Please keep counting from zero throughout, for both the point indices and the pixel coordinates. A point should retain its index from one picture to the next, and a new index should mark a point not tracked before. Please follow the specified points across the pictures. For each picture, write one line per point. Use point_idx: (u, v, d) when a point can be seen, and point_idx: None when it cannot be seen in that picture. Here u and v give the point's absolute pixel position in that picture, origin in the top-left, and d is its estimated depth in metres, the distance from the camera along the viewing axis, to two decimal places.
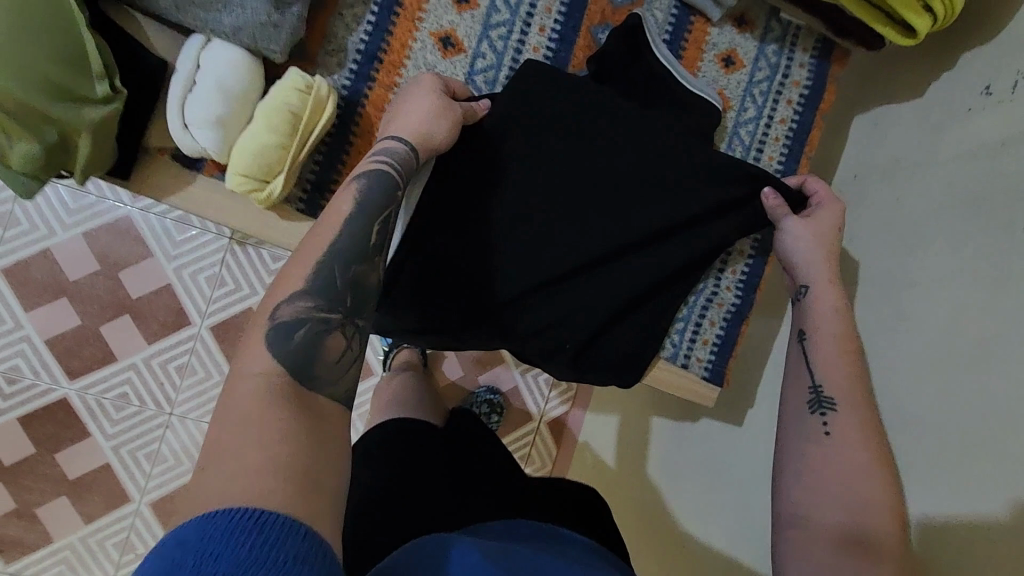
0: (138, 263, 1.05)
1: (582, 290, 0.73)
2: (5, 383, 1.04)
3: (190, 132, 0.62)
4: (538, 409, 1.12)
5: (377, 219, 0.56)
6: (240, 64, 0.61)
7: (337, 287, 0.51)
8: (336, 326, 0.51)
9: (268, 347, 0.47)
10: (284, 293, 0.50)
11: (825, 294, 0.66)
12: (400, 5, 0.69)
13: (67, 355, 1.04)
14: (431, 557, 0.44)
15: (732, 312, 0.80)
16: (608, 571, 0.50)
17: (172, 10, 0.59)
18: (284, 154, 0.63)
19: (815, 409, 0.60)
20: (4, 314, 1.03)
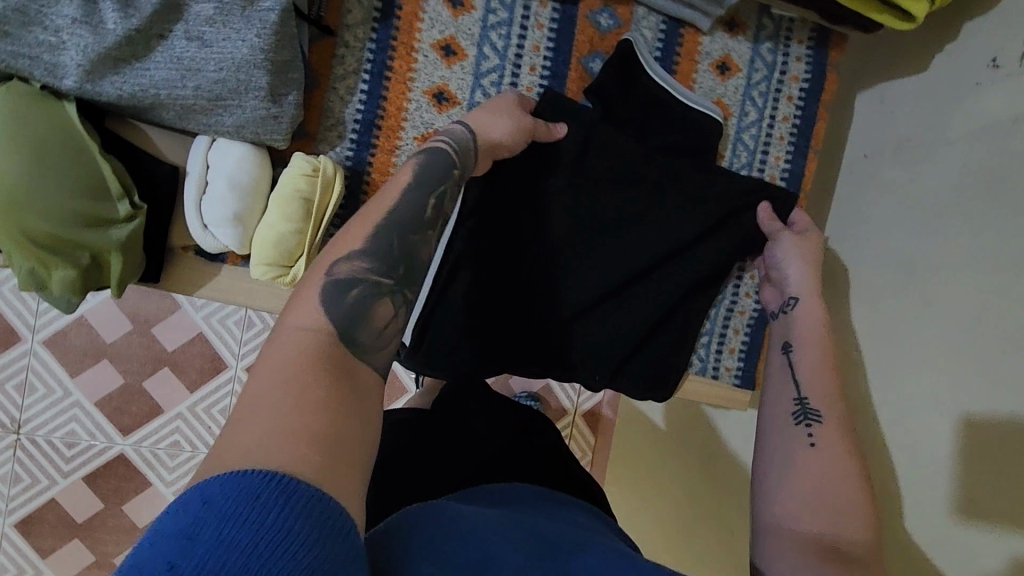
0: (168, 317, 1.09)
1: (618, 315, 0.75)
2: (66, 447, 1.09)
3: (209, 232, 0.64)
4: (572, 404, 1.13)
5: (432, 190, 0.51)
6: (246, 159, 0.63)
7: (392, 252, 0.46)
8: (387, 291, 0.45)
9: (319, 300, 0.41)
10: (342, 251, 0.45)
11: (810, 310, 0.67)
12: (390, 69, 0.70)
13: (118, 414, 1.10)
14: (448, 521, 0.38)
15: (755, 318, 0.81)
16: (614, 538, 0.48)
17: (176, 119, 0.61)
18: (302, 238, 0.65)
19: (800, 420, 0.58)
20: (53, 384, 1.08)
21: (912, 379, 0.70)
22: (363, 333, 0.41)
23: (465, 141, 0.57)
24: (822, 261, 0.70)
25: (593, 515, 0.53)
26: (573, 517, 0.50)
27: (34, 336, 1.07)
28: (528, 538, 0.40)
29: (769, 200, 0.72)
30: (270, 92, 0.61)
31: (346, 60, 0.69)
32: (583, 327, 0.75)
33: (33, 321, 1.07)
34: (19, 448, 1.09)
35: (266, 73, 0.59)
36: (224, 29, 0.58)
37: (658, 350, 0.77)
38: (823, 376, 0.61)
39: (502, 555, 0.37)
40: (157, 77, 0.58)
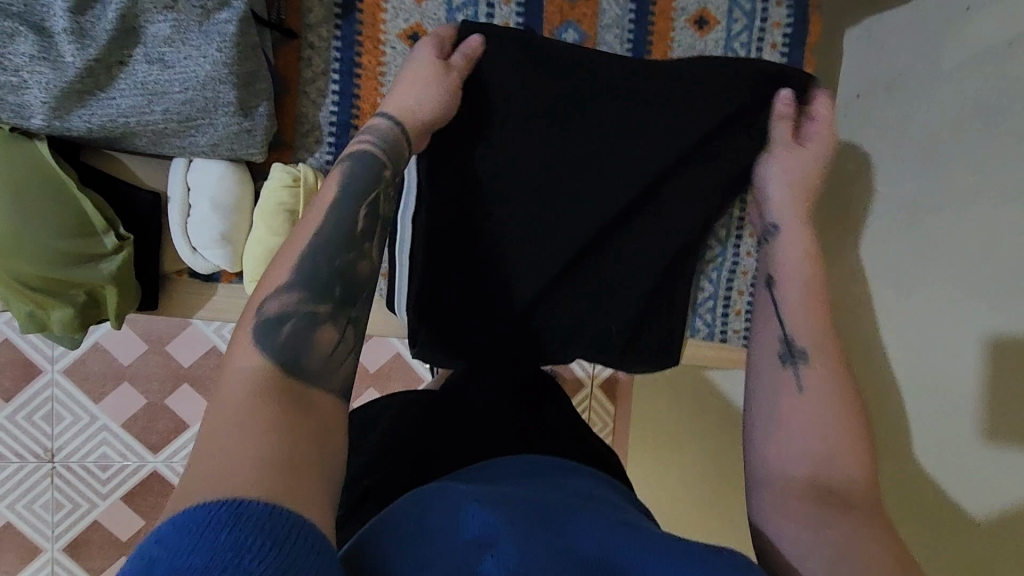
0: (179, 333, 1.11)
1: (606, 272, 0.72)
2: (100, 470, 1.12)
3: (200, 254, 0.64)
4: (589, 374, 1.10)
5: (363, 201, 0.49)
6: (226, 177, 0.62)
7: (323, 275, 0.44)
8: (324, 318, 0.43)
9: (253, 341, 0.40)
10: (272, 285, 0.43)
11: (794, 236, 0.62)
12: (360, 66, 0.68)
13: (145, 433, 1.13)
14: (445, 510, 0.38)
15: None
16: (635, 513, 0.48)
17: (150, 145, 0.60)
18: None
19: (787, 360, 0.54)
20: (79, 410, 1.11)
21: (922, 322, 0.69)
22: (307, 364, 0.40)
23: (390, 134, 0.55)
24: (811, 183, 0.65)
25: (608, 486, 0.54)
26: (585, 485, 0.51)
27: (54, 367, 1.09)
28: (529, 512, 0.39)
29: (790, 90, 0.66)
30: (240, 106, 0.59)
31: (313, 62, 0.67)
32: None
33: (52, 353, 1.09)
34: (55, 476, 1.11)
35: (233, 87, 0.58)
36: (184, 47, 0.56)
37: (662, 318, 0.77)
38: (811, 302, 0.58)
39: (492, 535, 0.36)
40: (124, 106, 0.56)
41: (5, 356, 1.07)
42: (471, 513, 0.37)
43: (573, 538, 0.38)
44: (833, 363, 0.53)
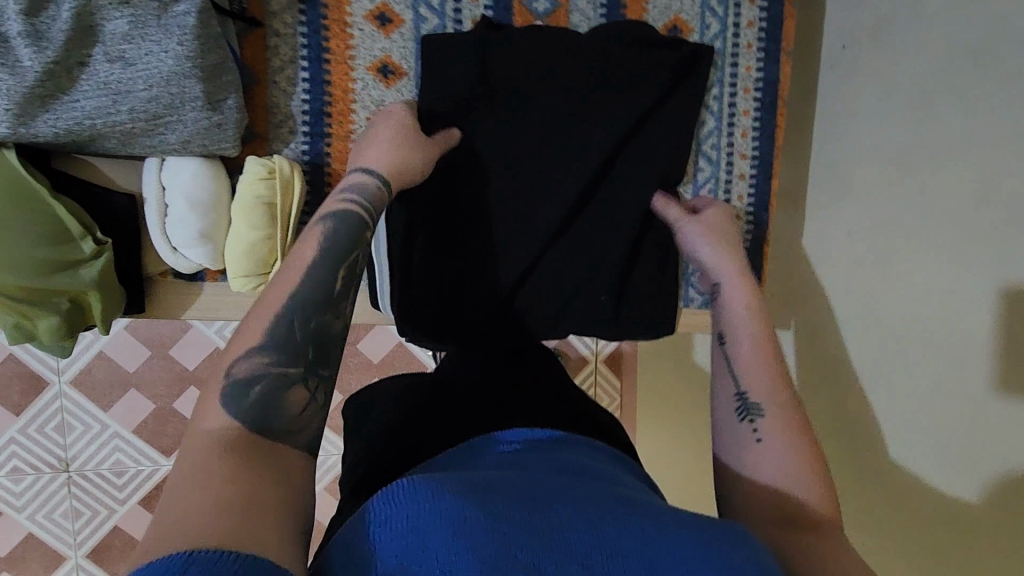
0: (182, 336, 1.12)
1: (590, 238, 0.73)
2: (116, 476, 1.14)
3: (181, 254, 0.63)
4: (592, 351, 1.11)
5: (340, 263, 0.52)
6: (200, 174, 0.61)
7: (296, 339, 0.46)
8: (296, 377, 0.45)
9: (223, 408, 0.42)
10: (242, 347, 0.45)
11: (735, 287, 0.64)
12: (328, 51, 0.67)
13: (156, 437, 1.14)
14: (420, 501, 0.39)
15: (751, 238, 0.80)
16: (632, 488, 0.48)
17: (120, 147, 0.59)
18: (273, 243, 0.64)
19: (744, 417, 0.54)
20: (89, 419, 1.12)
21: (921, 277, 0.69)
22: (274, 425, 0.42)
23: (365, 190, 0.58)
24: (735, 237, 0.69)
25: (604, 456, 0.54)
26: (577, 458, 0.51)
27: (60, 377, 1.10)
28: (507, 495, 0.41)
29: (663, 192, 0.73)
30: (207, 100, 0.58)
31: (281, 50, 0.66)
32: (570, 273, 0.73)
33: (56, 363, 1.09)
34: (72, 484, 1.13)
35: (198, 81, 0.57)
36: (145, 43, 0.55)
37: (655, 288, 0.76)
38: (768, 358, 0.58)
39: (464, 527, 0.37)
40: (89, 108, 0.55)
41: (12, 370, 1.07)
42: (442, 502, 0.39)
43: (554, 530, 0.39)
44: (787, 409, 0.54)
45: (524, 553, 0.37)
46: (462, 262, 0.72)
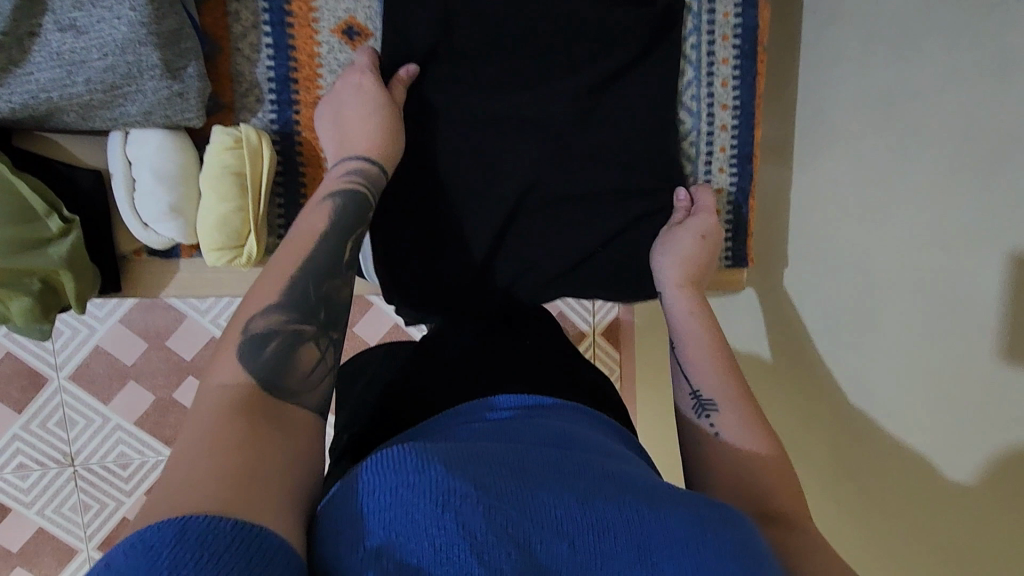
0: (177, 327, 1.12)
1: (569, 195, 0.77)
2: (121, 468, 1.16)
3: (152, 230, 0.62)
4: (590, 324, 1.23)
5: (351, 235, 0.57)
6: (164, 146, 0.60)
7: (310, 301, 0.51)
8: (308, 337, 0.49)
9: (240, 360, 0.45)
10: (259, 306, 0.48)
11: (681, 299, 0.71)
12: (290, 15, 0.65)
13: (159, 427, 1.15)
14: (407, 481, 0.38)
15: (735, 191, 0.81)
16: (621, 460, 0.48)
17: (81, 121, 0.58)
18: (245, 215, 0.62)
19: (700, 414, 0.62)
20: (91, 414, 1.13)
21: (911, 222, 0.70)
22: (290, 378, 0.46)
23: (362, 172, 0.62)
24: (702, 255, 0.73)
25: (589, 418, 0.55)
26: (560, 425, 0.51)
27: (60, 374, 1.11)
28: (495, 467, 0.40)
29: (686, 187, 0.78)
30: (166, 68, 0.57)
31: (242, 16, 0.64)
32: (549, 228, 0.77)
33: (54, 359, 1.10)
34: (78, 478, 1.14)
35: (154, 48, 0.55)
36: (95, 10, 0.53)
37: (647, 244, 0.79)
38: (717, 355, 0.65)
39: (453, 504, 0.37)
40: (43, 80, 0.54)
41: (10, 369, 1.08)
42: (431, 477, 0.38)
43: (547, 513, 0.38)
44: (739, 410, 0.61)
45: (514, 525, 0.37)
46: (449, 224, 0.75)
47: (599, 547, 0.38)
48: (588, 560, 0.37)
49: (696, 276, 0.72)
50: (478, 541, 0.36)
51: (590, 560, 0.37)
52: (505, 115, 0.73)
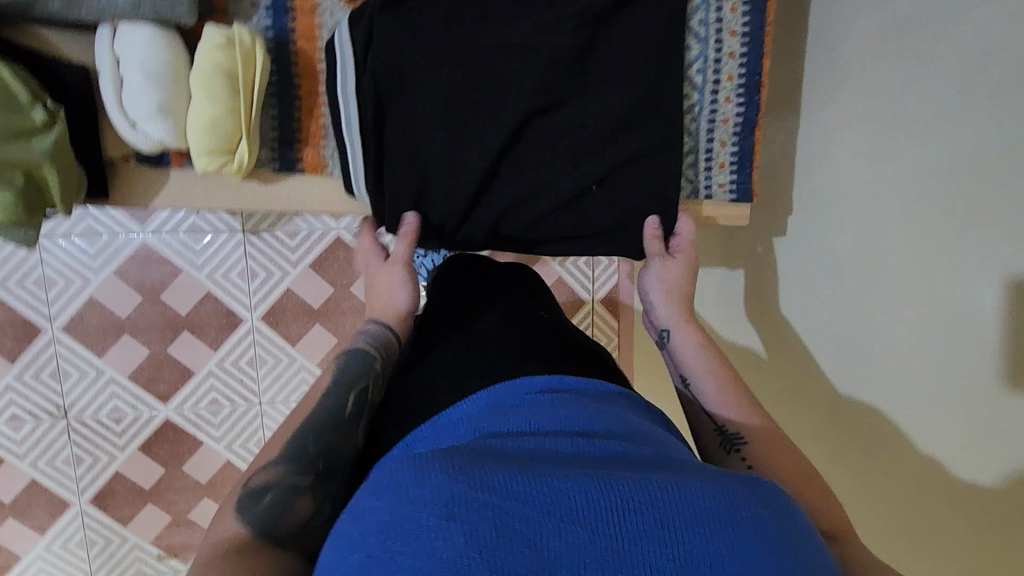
0: (172, 283, 1.62)
1: (574, 117, 0.82)
2: (115, 421, 1.66)
3: (140, 129, 0.62)
4: (588, 292, 1.67)
5: (349, 389, 0.79)
6: (154, 43, 0.61)
7: (305, 457, 0.73)
8: (304, 487, 0.71)
9: (244, 507, 0.69)
10: (266, 463, 0.72)
11: (682, 335, 0.82)
12: None
13: (153, 380, 1.66)
14: (417, 487, 0.52)
15: (740, 123, 0.88)
16: (628, 439, 0.61)
17: (69, 10, 0.59)
18: (237, 119, 0.64)
19: (733, 449, 0.73)
20: (84, 369, 1.62)
21: (928, 252, 0.87)
22: (281, 527, 0.68)
23: (379, 335, 0.87)
24: (685, 280, 0.86)
25: (589, 388, 0.70)
26: (562, 414, 0.63)
27: (53, 325, 1.59)
28: (499, 465, 0.53)
29: (656, 217, 0.86)
30: None
31: None
32: (562, 148, 0.83)
33: (49, 312, 1.58)
34: (71, 426, 1.64)
35: None
36: None
37: (651, 174, 0.85)
38: (716, 372, 0.79)
39: (464, 501, 0.50)
40: None
41: (11, 320, 1.56)
42: (439, 480, 0.52)
43: (552, 496, 0.51)
44: (762, 438, 0.72)
45: (526, 516, 0.49)
46: (459, 163, 0.80)
47: (606, 523, 0.50)
48: (599, 531, 0.49)
49: (688, 308, 0.84)
50: (489, 538, 0.48)
51: (604, 533, 0.49)
52: (512, 35, 0.77)
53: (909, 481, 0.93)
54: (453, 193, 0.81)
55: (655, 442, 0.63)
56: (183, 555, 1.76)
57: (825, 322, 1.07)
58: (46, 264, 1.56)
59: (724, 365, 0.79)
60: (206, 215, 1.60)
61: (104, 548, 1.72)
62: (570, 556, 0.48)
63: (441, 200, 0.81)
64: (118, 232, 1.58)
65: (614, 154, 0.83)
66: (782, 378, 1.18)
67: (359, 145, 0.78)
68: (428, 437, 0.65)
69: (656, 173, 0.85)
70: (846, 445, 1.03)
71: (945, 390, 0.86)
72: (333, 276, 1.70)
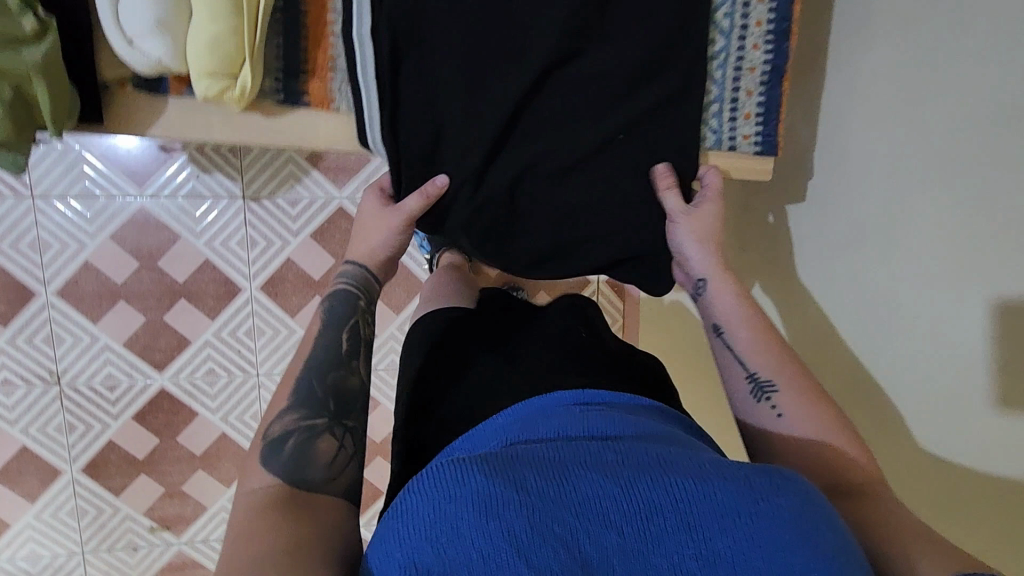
0: (171, 248, 1.58)
1: (605, 67, 1.06)
2: (110, 389, 1.63)
3: (137, 48, 0.77)
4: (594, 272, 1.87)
5: (342, 326, 1.03)
6: None
7: (321, 396, 0.94)
8: (320, 428, 0.91)
9: (269, 458, 0.87)
10: (279, 418, 0.91)
11: (718, 285, 1.10)
12: None
13: (149, 349, 1.63)
14: (457, 491, 0.69)
15: (767, 75, 1.13)
16: (642, 435, 0.82)
17: None
18: (237, 43, 0.79)
19: (766, 399, 0.99)
20: (78, 335, 1.59)
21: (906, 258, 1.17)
22: (306, 471, 0.85)
23: (360, 275, 1.11)
24: (711, 226, 1.13)
25: (617, 408, 0.91)
26: (588, 420, 0.84)
27: (47, 288, 1.55)
28: (534, 471, 0.71)
29: (665, 165, 1.12)
30: None
31: None
32: (587, 95, 1.08)
33: (43, 276, 1.54)
34: (63, 394, 1.61)
35: None
36: None
37: (667, 124, 1.12)
38: (744, 320, 1.06)
39: (502, 504, 0.67)
40: None
41: (7, 282, 1.53)
42: (477, 485, 0.69)
43: (578, 502, 0.68)
44: (793, 392, 0.98)
45: (557, 520, 0.67)
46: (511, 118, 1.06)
47: (625, 519, 0.68)
48: (621, 529, 0.67)
49: (721, 259, 1.11)
50: (525, 534, 0.66)
51: (628, 533, 0.67)
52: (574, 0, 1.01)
53: (969, 493, 1.08)
54: (481, 142, 1.05)
55: (672, 439, 0.84)
56: (176, 528, 1.74)
57: (829, 287, 1.35)
58: (39, 225, 1.52)
59: (760, 318, 1.06)
60: (205, 179, 1.57)
61: (96, 518, 1.70)
62: (590, 548, 0.66)
63: (459, 146, 1.06)
64: (116, 195, 1.54)
65: (636, 105, 1.09)
66: (818, 346, 1.39)
67: (376, 103, 0.99)
68: (467, 446, 0.89)
69: (670, 122, 1.12)
70: (893, 465, 1.22)
71: (938, 371, 1.12)
72: (334, 247, 1.67)
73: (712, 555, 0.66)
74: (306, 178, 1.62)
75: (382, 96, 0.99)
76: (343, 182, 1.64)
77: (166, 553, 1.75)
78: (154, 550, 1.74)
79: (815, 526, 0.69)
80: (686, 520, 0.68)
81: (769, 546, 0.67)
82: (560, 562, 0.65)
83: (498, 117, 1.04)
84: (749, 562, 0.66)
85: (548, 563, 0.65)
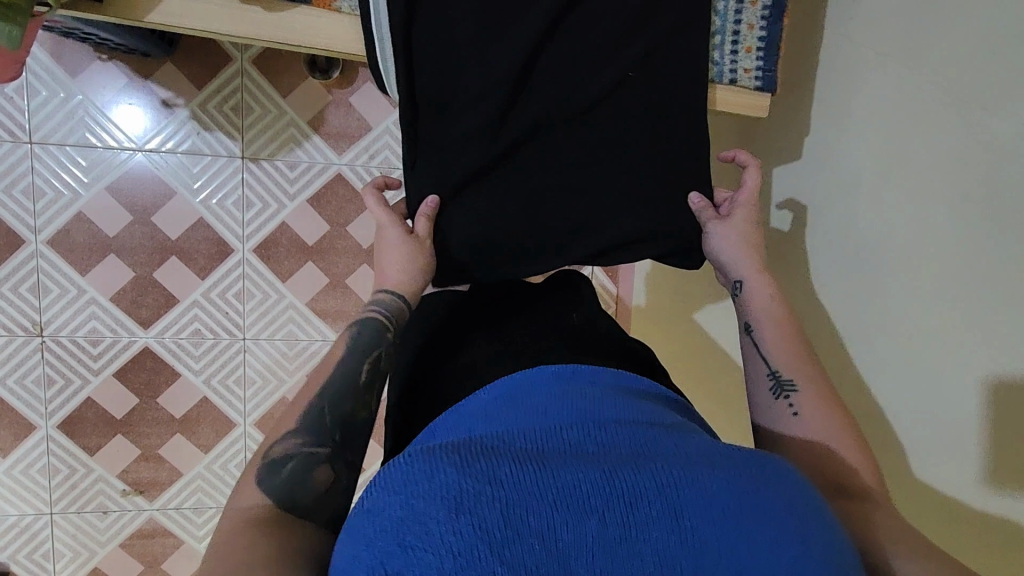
0: (167, 203, 1.57)
1: (603, 28, 1.11)
2: (93, 345, 1.61)
3: None
4: None
5: (367, 357, 0.99)
6: None
7: (327, 425, 0.92)
8: (322, 460, 0.88)
9: (261, 480, 0.84)
10: (281, 441, 0.88)
11: (758, 280, 1.11)
12: None
13: (135, 306, 1.60)
14: (427, 484, 0.67)
15: (770, 8, 1.16)
16: (636, 419, 0.80)
17: None
18: None
19: (785, 396, 1.00)
20: (66, 287, 1.57)
21: (893, 261, 1.18)
22: (298, 503, 0.83)
23: (390, 304, 1.06)
24: (740, 232, 1.15)
25: (612, 386, 0.88)
26: (571, 402, 0.83)
27: (37, 238, 1.54)
28: (509, 465, 0.69)
29: (698, 193, 1.18)
30: None
31: None
32: (590, 50, 1.12)
33: (34, 224, 1.53)
34: (46, 347, 1.59)
35: None
36: None
37: (664, 86, 1.15)
38: (774, 317, 1.08)
39: (475, 497, 0.65)
40: None
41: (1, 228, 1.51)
42: (448, 478, 0.67)
43: (557, 496, 0.66)
44: (811, 390, 1.00)
45: (535, 517, 0.64)
46: (524, 69, 1.09)
47: (608, 511, 0.65)
48: (604, 521, 0.65)
49: (759, 259, 1.13)
50: (500, 536, 0.63)
51: (609, 529, 0.64)
52: None
53: (958, 497, 1.09)
54: (493, 86, 1.07)
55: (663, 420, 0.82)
56: (149, 492, 1.70)
57: (819, 279, 1.35)
58: (35, 171, 1.51)
59: (785, 309, 1.08)
60: (205, 136, 1.57)
61: (68, 478, 1.65)
62: (569, 538, 0.64)
63: (470, 101, 1.09)
64: (116, 148, 1.54)
65: (635, 61, 1.13)
66: (815, 336, 1.37)
67: (389, 42, 1.02)
68: (449, 426, 0.87)
69: (670, 79, 1.15)
70: (888, 462, 1.21)
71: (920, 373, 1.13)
72: (331, 214, 1.67)
73: (698, 546, 0.64)
74: (307, 142, 1.62)
75: (398, 28, 1.02)
76: (343, 149, 1.65)
77: (135, 519, 1.70)
78: (124, 515, 1.69)
79: (797, 512, 0.69)
80: (669, 509, 0.66)
81: (756, 537, 0.65)
82: (536, 557, 0.62)
83: (510, 71, 1.07)
84: (736, 554, 0.64)
85: (524, 561, 0.62)
